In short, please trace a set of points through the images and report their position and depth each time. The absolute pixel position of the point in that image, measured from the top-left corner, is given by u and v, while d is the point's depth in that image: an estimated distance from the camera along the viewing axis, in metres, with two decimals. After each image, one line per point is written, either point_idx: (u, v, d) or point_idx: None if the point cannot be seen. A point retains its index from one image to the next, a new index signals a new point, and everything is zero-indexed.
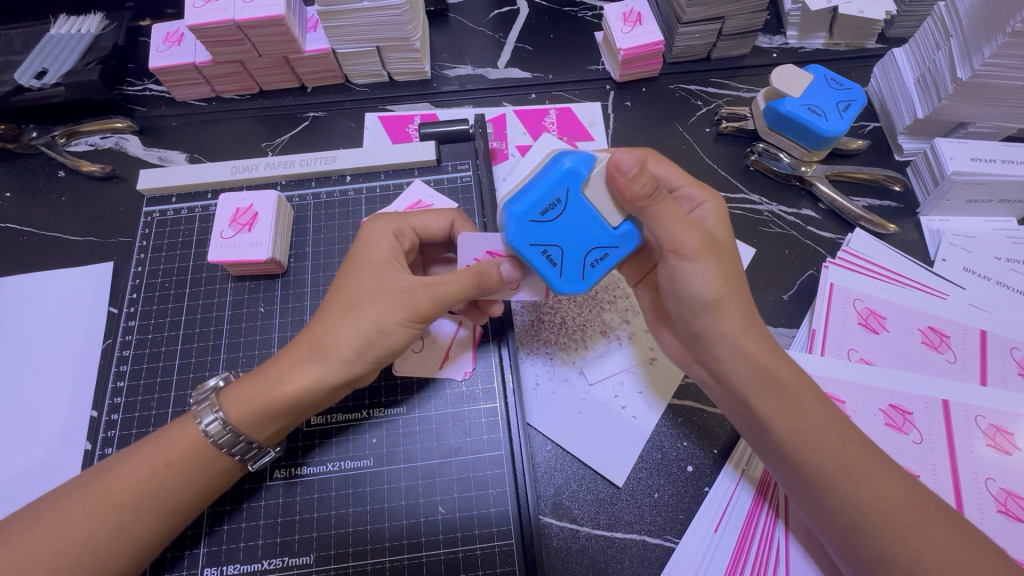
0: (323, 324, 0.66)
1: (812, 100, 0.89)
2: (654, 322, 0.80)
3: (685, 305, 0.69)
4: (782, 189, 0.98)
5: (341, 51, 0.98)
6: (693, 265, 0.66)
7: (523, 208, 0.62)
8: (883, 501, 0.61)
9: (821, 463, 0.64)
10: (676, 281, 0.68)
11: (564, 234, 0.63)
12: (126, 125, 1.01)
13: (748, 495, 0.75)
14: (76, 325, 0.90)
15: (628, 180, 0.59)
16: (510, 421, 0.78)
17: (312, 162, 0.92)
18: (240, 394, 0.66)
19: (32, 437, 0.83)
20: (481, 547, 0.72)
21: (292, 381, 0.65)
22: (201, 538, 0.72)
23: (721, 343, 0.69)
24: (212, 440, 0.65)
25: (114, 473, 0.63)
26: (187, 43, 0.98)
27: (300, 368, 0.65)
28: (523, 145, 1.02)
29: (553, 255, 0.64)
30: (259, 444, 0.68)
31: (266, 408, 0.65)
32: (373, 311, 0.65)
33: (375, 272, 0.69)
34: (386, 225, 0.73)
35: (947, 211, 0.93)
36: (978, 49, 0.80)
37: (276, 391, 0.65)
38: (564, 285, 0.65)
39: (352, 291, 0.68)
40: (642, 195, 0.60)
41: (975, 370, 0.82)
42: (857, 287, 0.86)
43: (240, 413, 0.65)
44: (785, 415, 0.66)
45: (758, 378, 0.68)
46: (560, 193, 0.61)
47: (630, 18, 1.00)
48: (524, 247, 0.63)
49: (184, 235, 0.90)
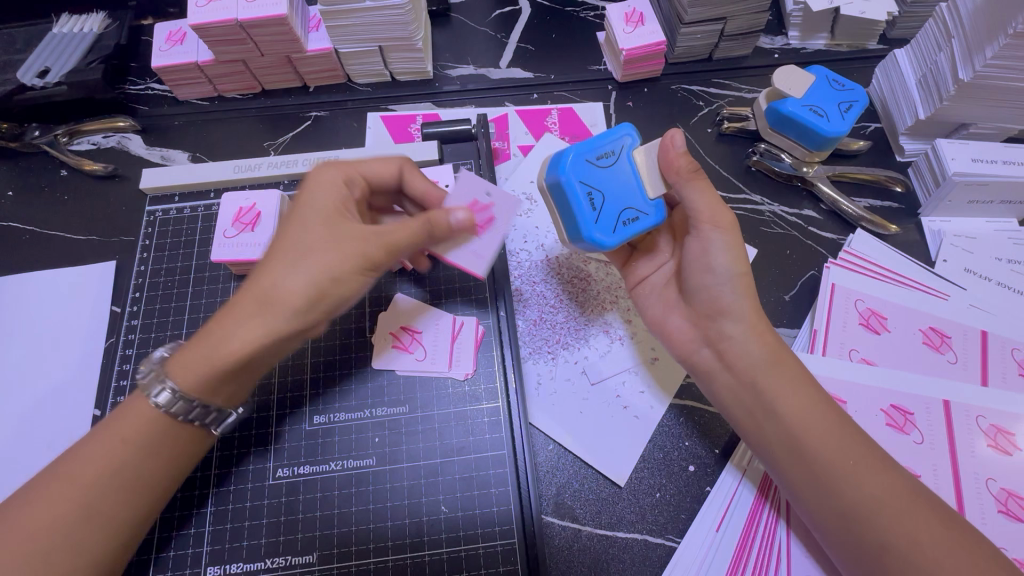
0: (267, 276, 0.63)
1: (813, 100, 0.89)
2: (659, 320, 0.81)
3: (708, 278, 0.73)
4: (783, 190, 0.98)
5: (343, 51, 0.98)
6: (722, 236, 0.71)
7: (582, 152, 0.70)
8: (880, 489, 0.62)
9: (823, 449, 0.65)
10: (705, 253, 0.72)
11: (609, 185, 0.70)
12: (128, 124, 1.01)
13: (750, 493, 0.76)
14: (79, 324, 0.90)
15: (675, 151, 0.69)
16: (512, 421, 0.78)
17: (314, 161, 0.92)
18: (190, 359, 0.63)
19: (36, 436, 0.83)
20: (483, 546, 0.72)
21: (241, 341, 0.61)
22: (203, 536, 0.72)
23: (737, 321, 0.72)
24: (166, 412, 0.63)
25: (81, 452, 0.62)
26: (189, 42, 0.98)
27: (252, 328, 0.61)
28: (525, 146, 1.03)
29: (594, 201, 0.69)
30: (217, 407, 0.66)
31: (215, 370, 0.62)
32: (321, 257, 0.63)
33: (320, 217, 0.66)
34: (336, 172, 0.71)
35: (948, 212, 0.94)
36: (980, 50, 0.81)
37: (227, 351, 0.61)
38: (596, 232, 0.69)
39: (296, 241, 0.64)
40: (685, 167, 0.69)
41: (975, 371, 0.82)
42: (858, 288, 0.86)
43: (186, 378, 0.62)
44: (789, 399, 0.68)
45: (768, 357, 0.70)
46: (615, 148, 0.71)
47: (632, 18, 1.01)
48: (572, 184, 0.69)
49: (186, 235, 0.90)
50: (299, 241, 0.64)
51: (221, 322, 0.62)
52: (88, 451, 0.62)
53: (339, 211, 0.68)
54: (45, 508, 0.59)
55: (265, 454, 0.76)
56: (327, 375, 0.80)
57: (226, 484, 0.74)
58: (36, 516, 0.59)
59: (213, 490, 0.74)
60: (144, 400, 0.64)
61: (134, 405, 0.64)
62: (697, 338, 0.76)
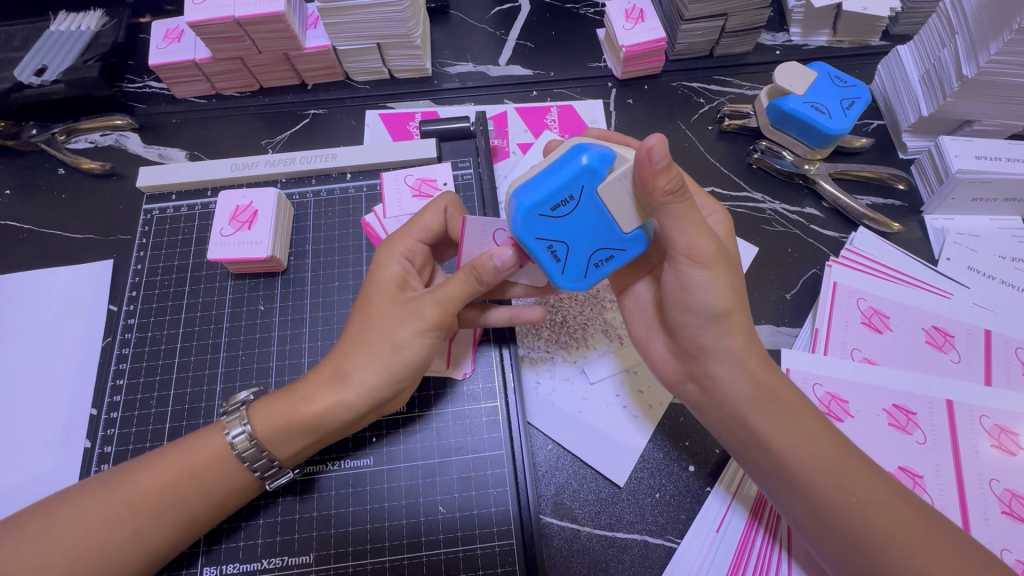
0: (346, 349, 0.67)
1: (816, 97, 0.88)
2: (644, 342, 0.77)
3: (688, 315, 0.66)
4: (785, 187, 0.97)
5: (341, 48, 0.98)
6: (702, 272, 0.63)
7: (537, 201, 0.58)
8: (888, 525, 0.59)
9: (822, 485, 0.62)
10: (682, 288, 0.65)
11: (573, 230, 0.61)
12: (126, 122, 1.01)
13: (740, 517, 0.74)
14: (76, 324, 0.90)
15: (654, 170, 0.55)
16: (511, 420, 0.78)
17: (311, 159, 0.92)
18: (270, 407, 0.67)
19: (32, 435, 0.83)
20: (481, 547, 0.72)
21: (323, 403, 0.65)
22: (198, 555, 0.71)
23: (723, 359, 0.66)
24: (236, 454, 0.65)
25: (141, 475, 0.64)
26: (187, 39, 0.98)
27: (330, 395, 0.65)
28: (524, 143, 1.02)
29: (557, 252, 0.62)
30: (280, 462, 0.67)
31: (288, 427, 0.66)
32: (388, 327, 0.66)
33: (382, 291, 0.70)
34: (393, 248, 0.73)
35: (951, 210, 0.93)
36: (985, 46, 0.80)
37: (304, 413, 0.65)
38: (564, 282, 0.64)
39: (366, 314, 0.69)
40: (663, 189, 0.56)
41: (978, 370, 0.81)
42: (860, 287, 0.85)
43: (266, 428, 0.66)
44: (783, 434, 0.64)
45: (759, 396, 0.66)
46: (575, 190, 0.59)
47: (632, 14, 1.00)
48: (529, 240, 0.60)
49: (183, 233, 0.90)
50: (372, 317, 0.68)
51: (299, 386, 0.67)
52: (148, 473, 0.64)
53: (405, 284, 0.70)
54: (97, 524, 0.61)
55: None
56: None
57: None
58: (77, 535, 0.61)
59: None
60: (217, 435, 0.66)
61: (204, 436, 0.67)
62: (681, 372, 0.72)
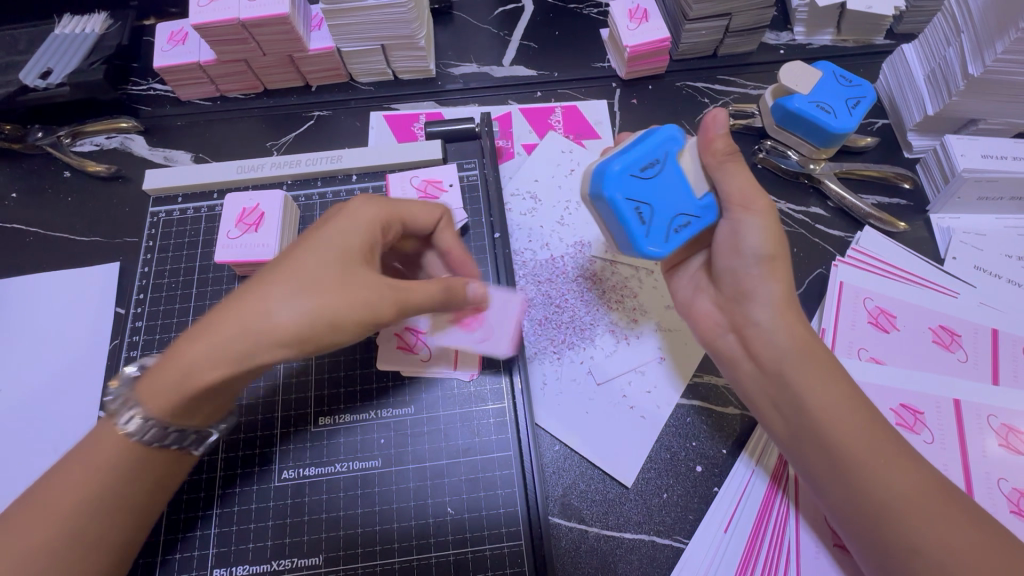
0: (260, 301, 0.57)
1: (822, 96, 0.87)
2: (689, 302, 0.80)
3: (737, 261, 0.71)
4: (790, 187, 0.97)
5: (345, 50, 0.98)
6: (755, 222, 0.67)
7: (626, 164, 0.66)
8: (908, 489, 0.60)
9: (849, 441, 0.62)
10: (734, 236, 0.70)
11: (656, 194, 0.67)
12: (131, 125, 1.01)
13: (762, 484, 0.76)
14: (83, 328, 0.90)
15: (714, 135, 0.67)
16: (519, 420, 0.78)
17: (317, 161, 0.92)
18: (162, 378, 0.57)
19: (40, 438, 0.83)
20: (489, 548, 0.72)
21: (211, 365, 0.56)
22: (206, 557, 0.71)
23: (763, 306, 0.69)
24: (135, 440, 0.58)
25: (62, 479, 0.58)
26: (191, 42, 0.98)
27: (242, 352, 0.56)
28: (529, 144, 1.02)
29: (643, 214, 0.66)
30: (195, 429, 0.62)
31: (189, 395, 0.57)
32: (325, 299, 0.58)
33: (330, 254, 0.61)
34: (371, 212, 0.67)
35: (958, 208, 0.93)
36: (991, 45, 0.79)
37: (194, 373, 0.57)
38: (648, 245, 0.66)
39: (292, 268, 0.60)
40: (723, 150, 0.67)
41: (987, 370, 0.81)
42: (867, 286, 0.86)
43: (158, 403, 0.57)
44: (818, 390, 0.65)
45: (796, 348, 0.67)
46: (660, 156, 0.67)
47: (636, 14, 1.00)
48: (620, 201, 0.66)
49: (189, 235, 0.90)
50: (294, 276, 0.59)
51: (207, 331, 0.57)
52: (72, 484, 0.57)
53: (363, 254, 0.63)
54: (32, 544, 0.55)
55: (272, 438, 0.76)
56: (336, 375, 0.80)
57: (234, 470, 0.75)
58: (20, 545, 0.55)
59: (218, 492, 0.74)
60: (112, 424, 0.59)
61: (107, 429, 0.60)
62: (722, 323, 0.75)
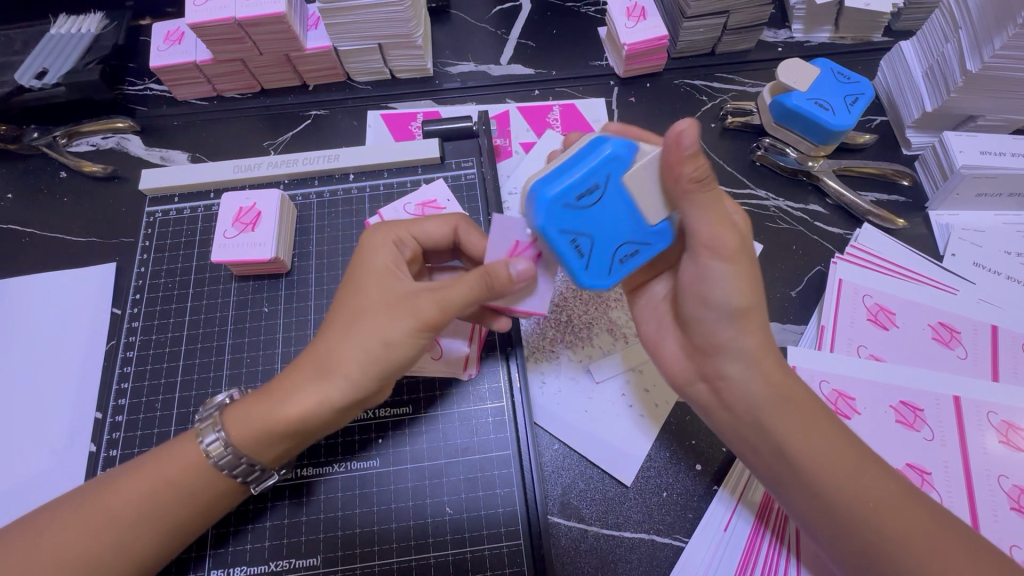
0: (323, 341, 0.62)
1: (820, 94, 0.87)
2: (655, 340, 0.75)
3: (705, 311, 0.64)
4: (788, 184, 0.97)
5: (342, 49, 0.98)
6: (723, 266, 0.61)
7: (561, 192, 0.55)
8: (903, 530, 0.58)
9: (838, 488, 0.60)
10: (700, 281, 0.63)
11: (599, 224, 0.58)
12: (127, 125, 1.00)
13: (745, 524, 0.73)
14: (79, 328, 0.90)
15: (682, 155, 0.54)
16: (517, 420, 0.77)
17: (314, 160, 0.92)
18: (244, 413, 0.62)
19: (36, 440, 0.83)
20: (488, 547, 0.71)
21: (293, 404, 0.60)
22: (205, 557, 0.71)
23: (736, 359, 0.64)
24: (213, 461, 0.62)
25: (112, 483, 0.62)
26: (187, 41, 0.97)
27: (313, 391, 0.60)
28: (527, 142, 1.02)
29: (581, 246, 0.58)
30: (262, 466, 0.64)
31: (266, 428, 0.61)
32: (377, 322, 0.61)
33: (380, 283, 0.64)
34: (385, 234, 0.70)
35: (957, 205, 0.92)
36: (989, 41, 0.79)
37: (277, 413, 0.60)
38: (588, 280, 0.60)
39: (354, 304, 0.63)
40: (690, 175, 0.55)
41: (985, 366, 0.81)
42: (866, 283, 0.85)
43: (241, 434, 0.62)
44: (801, 440, 0.62)
45: (772, 400, 0.63)
46: (601, 178, 0.56)
47: (633, 12, 0.99)
48: (552, 234, 0.56)
49: (186, 235, 0.89)
50: (356, 313, 0.62)
51: (284, 380, 0.62)
52: (136, 476, 0.62)
53: (393, 274, 0.65)
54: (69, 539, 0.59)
55: None
56: None
57: None
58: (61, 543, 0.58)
59: None
60: (191, 442, 0.64)
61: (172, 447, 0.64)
62: (692, 371, 0.70)
